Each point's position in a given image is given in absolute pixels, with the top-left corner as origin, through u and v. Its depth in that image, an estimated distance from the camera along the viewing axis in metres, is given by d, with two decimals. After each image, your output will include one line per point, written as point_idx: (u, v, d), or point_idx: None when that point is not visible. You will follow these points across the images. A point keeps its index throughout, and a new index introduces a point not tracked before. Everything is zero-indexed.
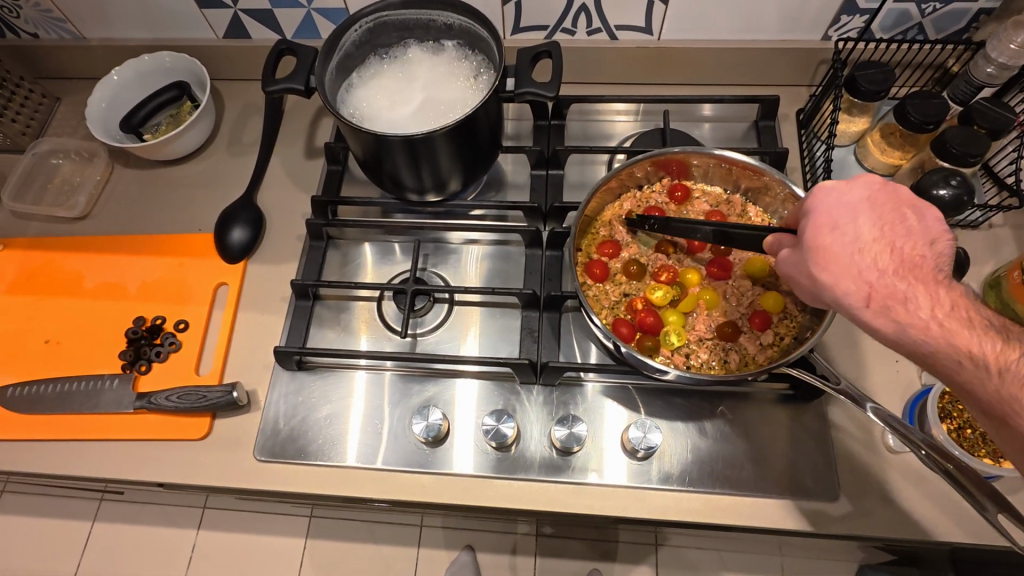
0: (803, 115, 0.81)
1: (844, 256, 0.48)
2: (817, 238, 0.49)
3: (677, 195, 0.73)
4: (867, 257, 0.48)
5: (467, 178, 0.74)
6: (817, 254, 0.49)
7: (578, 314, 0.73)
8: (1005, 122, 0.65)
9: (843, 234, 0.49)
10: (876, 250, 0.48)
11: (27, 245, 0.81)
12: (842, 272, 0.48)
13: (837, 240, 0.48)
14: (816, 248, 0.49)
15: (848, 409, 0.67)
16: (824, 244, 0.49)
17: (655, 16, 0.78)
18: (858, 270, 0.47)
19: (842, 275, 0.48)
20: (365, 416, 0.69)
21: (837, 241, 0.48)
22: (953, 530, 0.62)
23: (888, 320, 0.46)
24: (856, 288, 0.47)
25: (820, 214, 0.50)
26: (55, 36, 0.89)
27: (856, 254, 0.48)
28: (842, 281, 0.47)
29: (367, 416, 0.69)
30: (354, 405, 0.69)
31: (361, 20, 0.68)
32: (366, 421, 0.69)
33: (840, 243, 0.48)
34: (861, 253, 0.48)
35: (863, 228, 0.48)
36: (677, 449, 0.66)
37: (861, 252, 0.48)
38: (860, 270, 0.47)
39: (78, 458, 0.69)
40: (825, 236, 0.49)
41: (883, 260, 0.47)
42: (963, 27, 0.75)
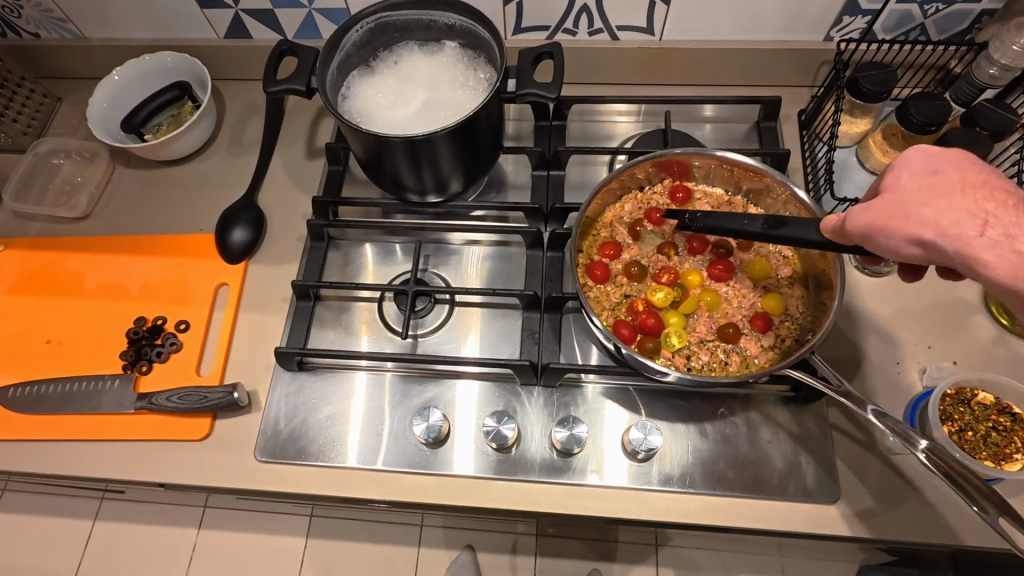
0: (805, 116, 0.81)
1: (948, 197, 0.46)
2: (914, 183, 0.48)
3: (678, 196, 0.72)
4: (973, 199, 0.46)
5: (468, 178, 0.74)
6: (919, 195, 0.47)
7: (578, 315, 0.73)
8: (1007, 123, 0.65)
9: (945, 177, 0.48)
10: (980, 195, 0.47)
11: (28, 245, 0.81)
12: (951, 209, 0.46)
13: (942, 182, 0.47)
14: (916, 191, 0.48)
15: (849, 411, 0.67)
16: (929, 184, 0.47)
17: (657, 16, 0.78)
18: (966, 209, 0.46)
19: (950, 212, 0.46)
20: (365, 417, 0.69)
21: (939, 183, 0.47)
22: (955, 533, 0.61)
23: (1005, 258, 0.44)
24: (967, 224, 0.45)
25: (915, 162, 0.49)
26: (56, 36, 0.89)
27: (964, 193, 0.47)
28: (954, 216, 0.46)
29: (368, 417, 0.69)
30: (355, 405, 0.70)
31: (362, 21, 0.68)
32: (366, 421, 0.69)
33: (945, 184, 0.47)
34: (967, 194, 0.47)
35: (964, 175, 0.47)
36: (678, 450, 0.66)
37: (966, 188, 0.47)
38: (968, 209, 0.46)
39: (79, 458, 0.69)
40: (924, 182, 0.48)
41: (989, 203, 0.46)
42: (966, 28, 0.75)
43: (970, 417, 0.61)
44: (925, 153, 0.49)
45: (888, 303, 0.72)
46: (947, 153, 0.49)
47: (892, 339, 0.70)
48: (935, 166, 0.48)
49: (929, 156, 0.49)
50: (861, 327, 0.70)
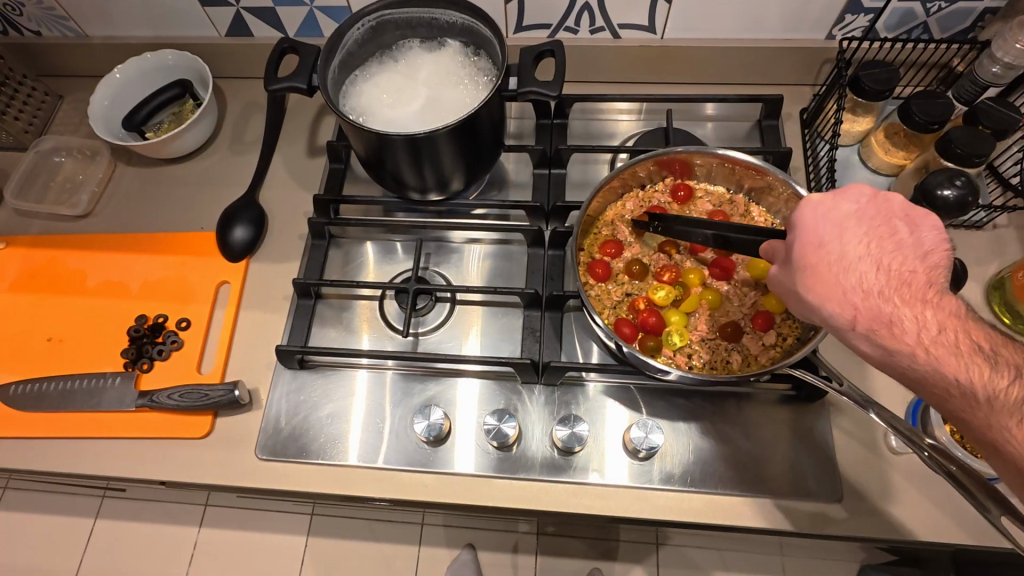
0: (807, 115, 0.81)
1: (827, 276, 0.47)
2: (803, 256, 0.49)
3: (680, 195, 0.72)
4: (852, 275, 0.46)
5: (469, 177, 0.74)
6: (804, 274, 0.48)
7: (579, 313, 0.72)
8: (1010, 121, 0.65)
9: (829, 251, 0.48)
10: (862, 268, 0.47)
11: (30, 243, 0.81)
12: (828, 291, 0.47)
13: (823, 258, 0.48)
14: (805, 267, 0.48)
15: (851, 410, 0.67)
16: (812, 261, 0.48)
17: (658, 15, 0.78)
18: (841, 290, 0.46)
19: (826, 295, 0.47)
20: (366, 415, 0.69)
21: (823, 258, 0.48)
22: (956, 532, 0.61)
23: (874, 344, 0.46)
24: (842, 309, 0.46)
25: (806, 229, 0.49)
26: (58, 34, 0.89)
27: (845, 271, 0.47)
28: (829, 301, 0.47)
29: (369, 416, 0.69)
30: (356, 404, 0.69)
31: (364, 19, 0.68)
32: (366, 419, 0.69)
33: (826, 261, 0.47)
34: (846, 271, 0.47)
35: (849, 245, 0.47)
36: (679, 449, 0.66)
37: (846, 265, 0.47)
38: (845, 291, 0.46)
39: (80, 456, 0.69)
40: (810, 256, 0.48)
41: (868, 278, 0.46)
42: (968, 27, 0.75)
43: None
44: (819, 216, 0.49)
45: None
46: (844, 214, 0.49)
47: None
48: (824, 235, 0.48)
49: (820, 221, 0.49)
50: None
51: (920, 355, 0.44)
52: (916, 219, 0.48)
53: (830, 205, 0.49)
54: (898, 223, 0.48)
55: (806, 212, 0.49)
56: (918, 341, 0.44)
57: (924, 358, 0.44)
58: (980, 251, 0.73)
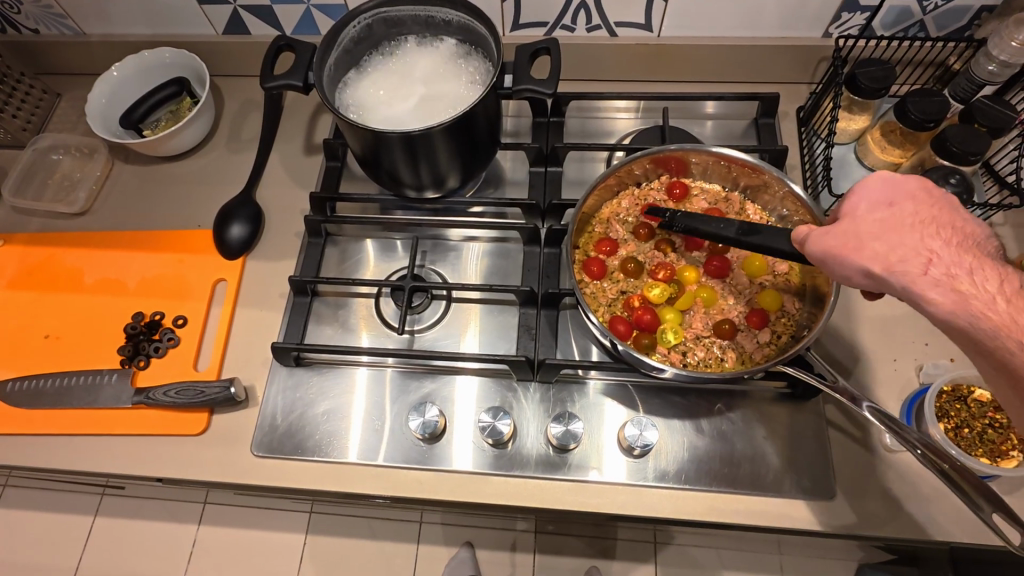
0: (804, 113, 0.81)
1: (900, 229, 0.49)
2: (875, 212, 0.50)
3: (676, 193, 0.72)
4: (924, 232, 0.48)
5: (465, 175, 0.74)
6: (874, 226, 0.49)
7: (575, 311, 0.72)
8: (1006, 120, 0.65)
9: (902, 209, 0.50)
10: (932, 230, 0.49)
11: (28, 240, 0.81)
12: (904, 240, 0.48)
13: (896, 214, 0.49)
14: (876, 220, 0.49)
15: (845, 408, 0.67)
16: (883, 217, 0.50)
17: (655, 13, 0.78)
18: (915, 241, 0.48)
19: (901, 243, 0.48)
20: (365, 413, 0.69)
21: (894, 214, 0.49)
22: (951, 530, 0.61)
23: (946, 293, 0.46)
24: (916, 258, 0.47)
25: (873, 193, 0.51)
26: (55, 32, 0.89)
27: (917, 227, 0.49)
28: (903, 249, 0.48)
29: (368, 413, 0.69)
30: (355, 401, 0.70)
31: (360, 16, 0.68)
32: (366, 417, 0.69)
33: (900, 216, 0.49)
34: (919, 228, 0.49)
35: (917, 209, 0.50)
36: (673, 446, 0.66)
37: (919, 222, 0.49)
38: (919, 243, 0.48)
39: (76, 453, 0.69)
40: (882, 212, 0.50)
41: (938, 237, 0.48)
42: (964, 25, 0.75)
43: (967, 414, 0.61)
44: (888, 184, 0.51)
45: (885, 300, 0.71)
46: (917, 184, 0.51)
47: (889, 336, 0.69)
48: (894, 198, 0.50)
49: (889, 185, 0.51)
50: (858, 324, 0.70)
51: (997, 303, 0.45)
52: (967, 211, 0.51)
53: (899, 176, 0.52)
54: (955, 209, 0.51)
55: (876, 177, 0.52)
56: (993, 292, 0.45)
57: (1001, 306, 0.45)
58: None
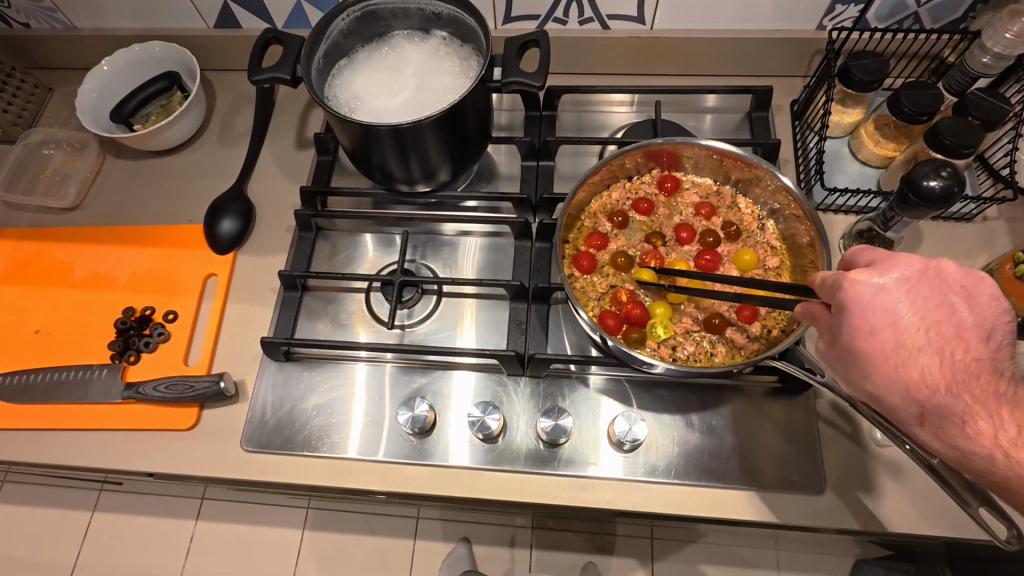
0: (797, 106, 0.80)
1: (884, 368, 0.45)
2: (855, 346, 0.47)
3: (666, 186, 0.72)
4: (912, 368, 0.44)
5: (455, 168, 0.74)
6: (857, 361, 0.47)
7: (566, 306, 0.72)
8: (999, 113, 0.64)
9: (884, 339, 0.45)
10: (922, 361, 0.44)
11: (18, 235, 0.81)
12: (886, 384, 0.46)
13: (876, 348, 0.46)
14: (859, 356, 0.47)
15: (836, 403, 0.67)
16: (865, 351, 0.46)
17: (647, 6, 0.78)
18: (902, 383, 0.45)
19: (887, 387, 0.46)
20: (366, 410, 0.69)
21: (874, 348, 0.46)
22: (941, 525, 0.61)
23: (945, 441, 0.45)
24: (907, 401, 0.45)
25: (848, 314, 0.46)
26: (47, 27, 0.89)
27: (903, 362, 0.45)
28: (890, 393, 0.46)
29: (371, 411, 0.69)
30: (356, 397, 0.69)
31: (348, 9, 0.67)
32: (366, 414, 0.69)
33: (881, 350, 0.45)
34: (908, 361, 0.45)
35: (903, 333, 0.45)
36: (663, 441, 0.66)
37: (898, 358, 0.45)
38: (909, 385, 0.45)
39: (66, 448, 0.69)
40: (863, 344, 0.46)
41: (932, 373, 0.44)
42: (959, 17, 0.74)
43: None
44: (869, 300, 0.46)
45: None
46: (894, 294, 0.45)
47: None
48: (872, 320, 0.45)
49: (863, 309, 0.46)
50: None
51: (998, 458, 0.41)
52: (973, 290, 0.44)
53: (876, 287, 0.46)
54: (954, 298, 0.44)
55: (854, 295, 0.46)
56: (990, 442, 0.42)
57: (1002, 462, 0.41)
58: (968, 243, 0.72)
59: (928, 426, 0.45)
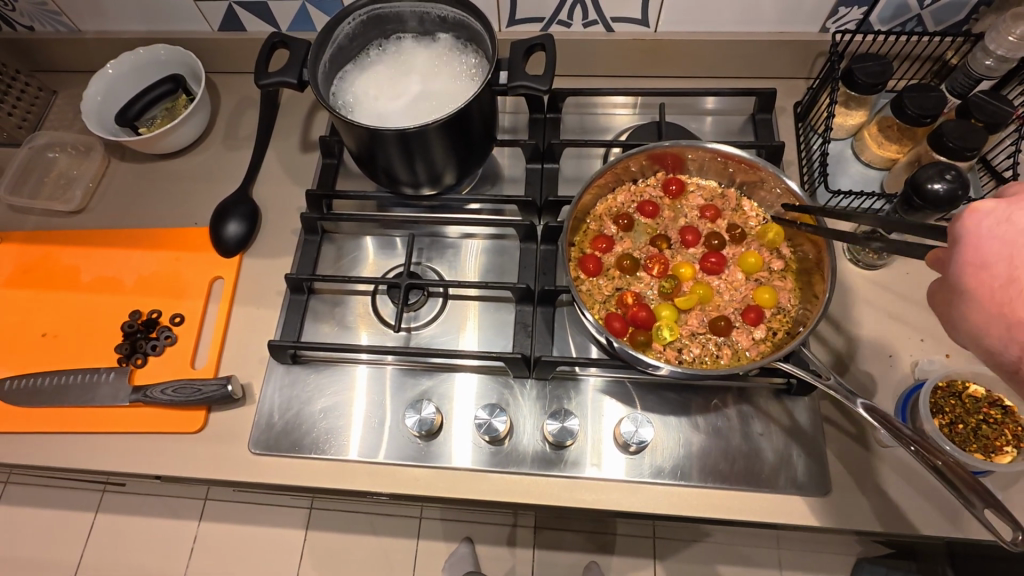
0: (801, 108, 0.80)
1: (994, 307, 0.40)
2: (963, 282, 0.41)
3: (671, 189, 0.72)
4: (1020, 310, 0.39)
5: (461, 171, 0.74)
6: (969, 300, 0.41)
7: (572, 308, 0.72)
8: (1003, 115, 0.64)
9: (995, 274, 0.39)
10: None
11: (25, 238, 0.81)
12: (986, 322, 0.40)
13: (984, 284, 0.40)
14: (967, 294, 0.41)
15: (841, 404, 0.67)
16: (970, 287, 0.40)
17: (651, 8, 0.78)
18: (1007, 325, 0.39)
19: (987, 327, 0.40)
20: (366, 412, 0.69)
21: (983, 285, 0.40)
22: (946, 525, 0.62)
23: None
24: (1006, 344, 0.40)
25: (965, 245, 0.40)
26: (51, 30, 0.89)
27: (1017, 299, 0.39)
28: (990, 335, 0.40)
29: (370, 413, 0.69)
30: (355, 401, 0.70)
31: (354, 13, 0.67)
32: (366, 416, 0.69)
33: (993, 289, 0.39)
34: (1022, 297, 0.39)
35: (1019, 272, 0.39)
36: (669, 444, 0.66)
37: (1006, 299, 0.39)
38: (1016, 326, 0.39)
39: (74, 451, 0.70)
40: (971, 278, 0.40)
41: None
42: (963, 19, 0.74)
43: (962, 410, 0.61)
44: (985, 230, 0.40)
45: (882, 297, 0.72)
46: (1018, 228, 0.39)
47: (885, 331, 0.70)
48: (988, 254, 0.39)
49: (978, 240, 0.40)
50: (855, 321, 0.71)
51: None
52: None
53: (996, 218, 0.40)
54: None
55: (972, 225, 0.40)
56: None
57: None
58: None
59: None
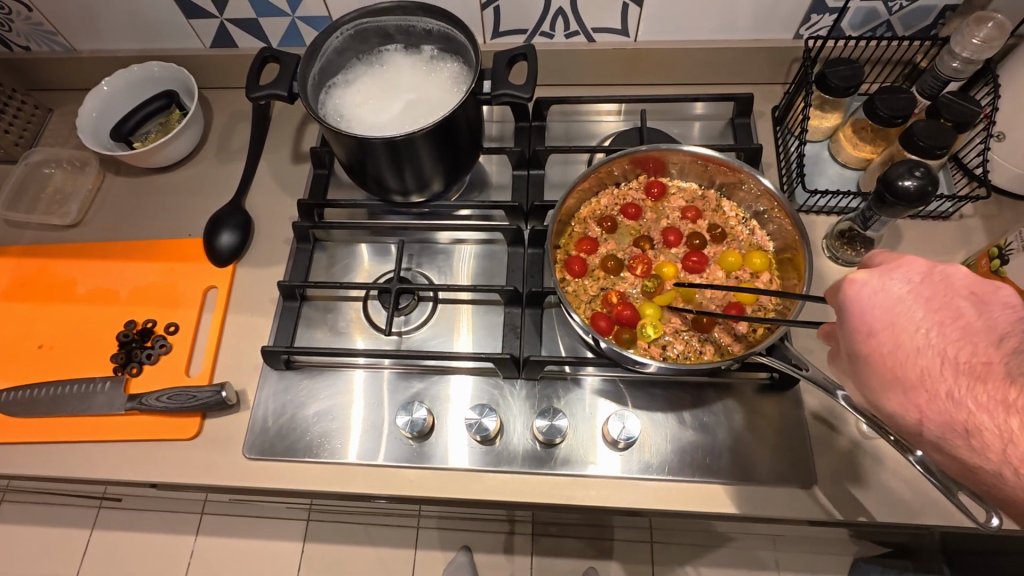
0: (778, 112, 0.83)
1: (886, 374, 0.47)
2: (856, 348, 0.49)
3: (653, 192, 0.74)
4: (912, 372, 0.46)
5: (449, 179, 0.76)
6: (859, 364, 0.49)
7: (559, 310, 0.74)
8: (970, 114, 0.67)
9: (883, 341, 0.47)
10: (924, 364, 0.46)
11: (21, 253, 0.82)
12: (884, 387, 0.48)
13: (876, 350, 0.47)
14: (861, 360, 0.49)
15: (824, 397, 0.69)
16: (870, 354, 0.48)
17: (630, 18, 0.80)
18: (903, 388, 0.47)
19: (887, 391, 0.48)
20: (365, 414, 0.70)
21: (874, 354, 0.48)
22: (930, 514, 0.63)
23: (942, 442, 0.47)
24: (908, 407, 0.47)
25: (852, 319, 0.48)
26: (47, 49, 0.91)
27: (905, 364, 0.46)
28: (891, 398, 0.48)
29: (370, 413, 0.70)
30: (356, 405, 0.71)
31: (342, 28, 0.70)
32: (366, 419, 0.70)
33: (880, 353, 0.47)
34: (907, 362, 0.46)
35: (906, 335, 0.46)
36: (657, 440, 0.67)
37: (898, 365, 0.47)
38: (910, 388, 0.46)
39: (69, 459, 0.70)
40: (865, 345, 0.48)
41: (936, 375, 0.45)
42: (930, 24, 0.77)
43: None
44: (867, 302, 0.47)
45: None
46: (899, 296, 0.47)
47: None
48: (872, 322, 0.47)
49: (867, 309, 0.47)
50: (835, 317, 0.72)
51: (1003, 467, 0.44)
52: (982, 295, 0.45)
53: (880, 287, 0.47)
54: (962, 300, 0.46)
55: (854, 297, 0.48)
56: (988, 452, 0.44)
57: (1009, 471, 0.43)
58: (946, 241, 0.75)
59: (931, 433, 0.47)
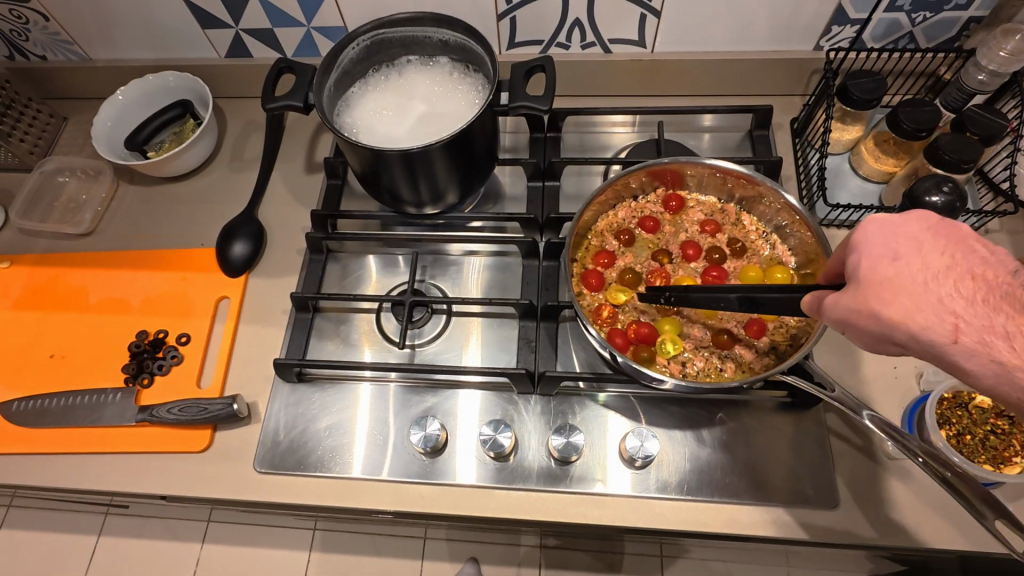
0: (798, 124, 0.82)
1: (911, 287, 0.42)
2: (873, 272, 0.43)
3: (672, 205, 0.73)
4: (940, 284, 0.42)
5: (463, 190, 0.75)
6: (879, 287, 0.43)
7: (574, 324, 0.73)
8: (998, 128, 0.65)
9: (907, 259, 0.43)
10: (951, 279, 0.42)
11: (34, 261, 0.82)
12: (913, 302, 0.41)
13: (900, 267, 0.42)
14: (878, 281, 0.43)
15: (846, 416, 0.67)
16: (895, 272, 0.42)
17: (648, 29, 0.80)
18: (932, 299, 0.41)
19: (913, 305, 0.41)
20: (369, 428, 0.69)
21: (897, 275, 0.42)
22: (959, 540, 0.61)
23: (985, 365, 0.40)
24: (940, 319, 0.40)
25: (868, 248, 0.44)
26: (63, 58, 0.91)
27: (934, 277, 0.42)
28: (920, 311, 0.41)
29: (373, 428, 0.69)
30: (362, 418, 0.70)
31: (359, 38, 0.69)
32: (369, 433, 0.69)
33: (906, 270, 0.42)
34: (935, 276, 0.42)
35: (927, 256, 0.43)
36: (675, 458, 0.66)
37: (930, 276, 0.42)
38: (938, 298, 0.41)
39: (79, 471, 0.70)
40: (884, 267, 0.43)
41: (965, 287, 0.41)
42: (954, 36, 0.76)
43: (969, 421, 0.61)
44: (884, 233, 0.44)
45: None
46: (914, 228, 0.44)
47: None
48: (891, 245, 0.44)
49: (885, 235, 0.44)
50: None
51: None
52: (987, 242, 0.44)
53: (894, 222, 0.45)
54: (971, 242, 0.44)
55: (868, 228, 0.45)
56: None
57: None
58: None
59: (967, 354, 0.40)
